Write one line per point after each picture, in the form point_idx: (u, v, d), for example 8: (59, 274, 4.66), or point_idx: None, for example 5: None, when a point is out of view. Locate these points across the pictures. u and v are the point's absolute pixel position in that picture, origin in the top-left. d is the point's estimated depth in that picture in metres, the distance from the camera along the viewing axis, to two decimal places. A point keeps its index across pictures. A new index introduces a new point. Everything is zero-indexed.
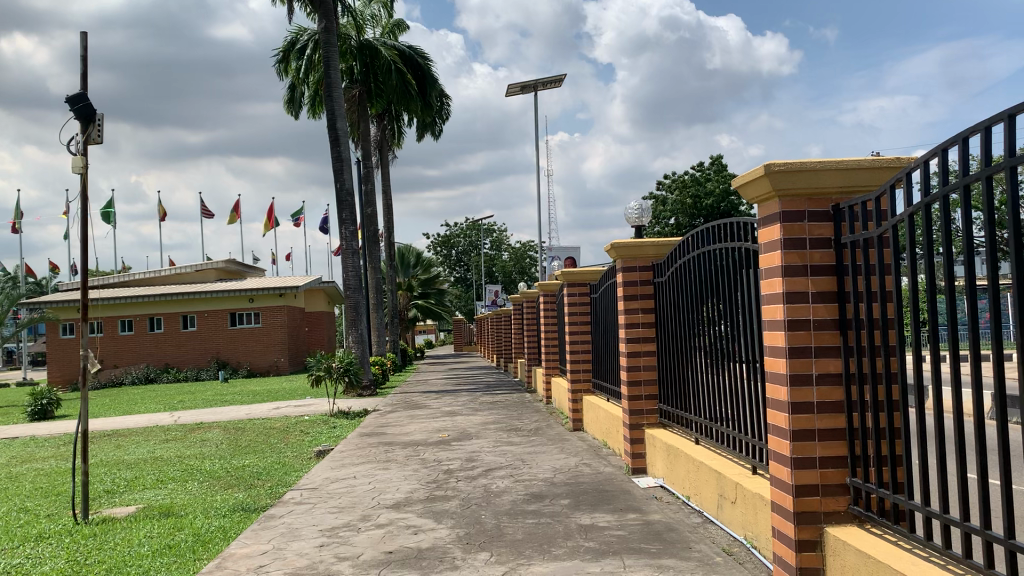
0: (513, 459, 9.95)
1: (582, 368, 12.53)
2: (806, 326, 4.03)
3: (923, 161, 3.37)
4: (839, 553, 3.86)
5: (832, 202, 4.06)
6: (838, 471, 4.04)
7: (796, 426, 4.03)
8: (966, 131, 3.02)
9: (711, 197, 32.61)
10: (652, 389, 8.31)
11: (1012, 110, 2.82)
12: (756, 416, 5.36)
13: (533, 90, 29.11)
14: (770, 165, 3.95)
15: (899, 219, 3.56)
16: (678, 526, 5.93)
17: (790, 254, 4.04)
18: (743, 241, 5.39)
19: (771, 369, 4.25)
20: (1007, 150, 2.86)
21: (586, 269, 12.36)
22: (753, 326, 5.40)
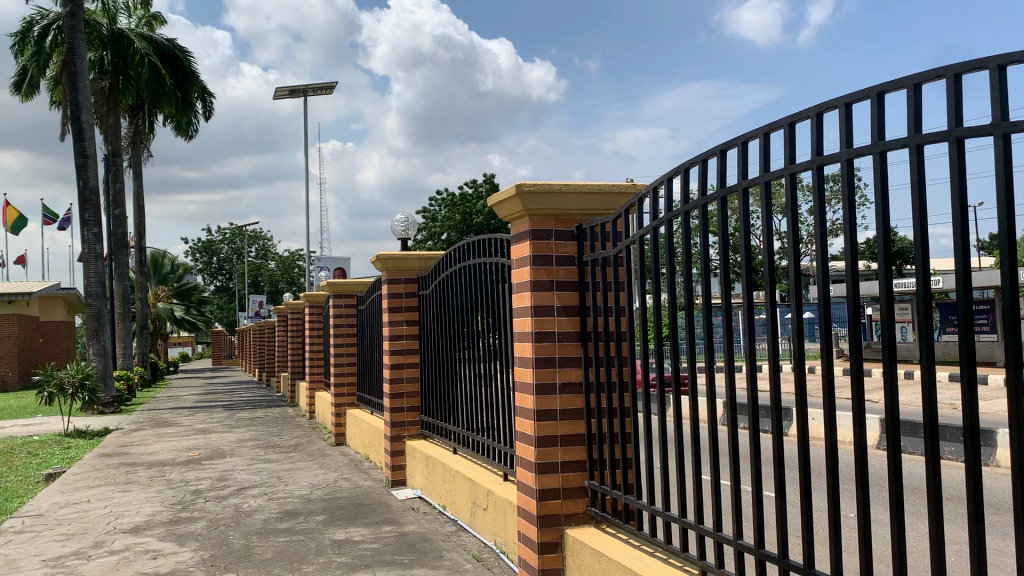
0: (269, 476, 9.61)
1: (345, 383, 12.37)
2: (551, 338, 4.25)
3: (652, 188, 3.68)
4: (576, 553, 4.09)
5: (576, 222, 4.32)
6: (577, 474, 4.30)
7: (541, 432, 4.24)
8: (687, 163, 3.36)
9: (481, 215, 33.44)
10: (414, 402, 8.37)
11: (724, 146, 3.15)
12: (509, 424, 5.55)
13: (303, 95, 28.52)
14: (521, 184, 4.15)
15: (632, 240, 3.86)
16: (431, 536, 6.02)
17: (538, 270, 4.24)
18: (501, 257, 5.61)
19: (519, 379, 4.44)
20: (718, 180, 3.20)
21: (353, 281, 12.26)
22: (506, 336, 5.58)
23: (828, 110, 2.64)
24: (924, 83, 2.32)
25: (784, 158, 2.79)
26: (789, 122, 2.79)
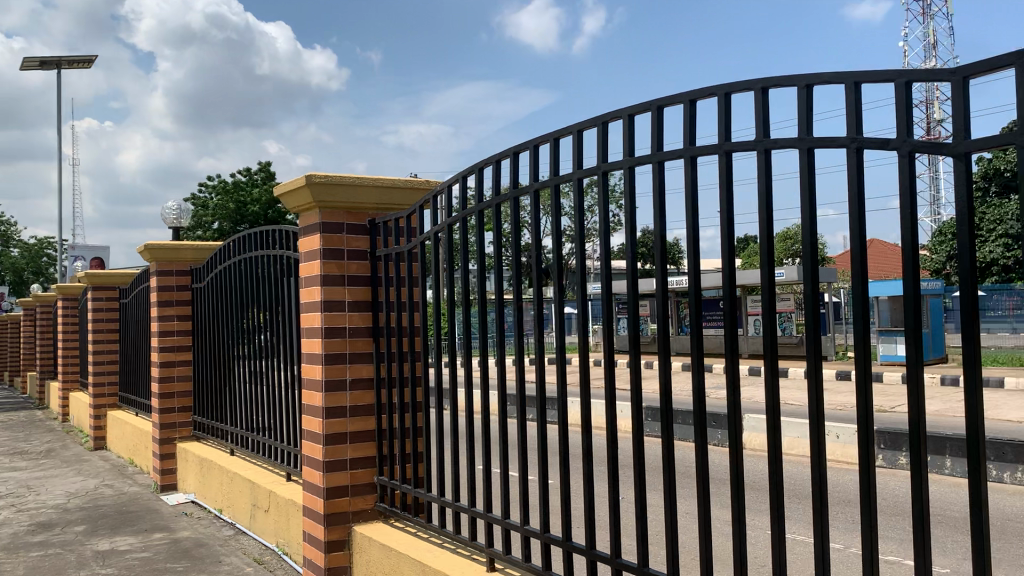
0: (16, 486, 8.69)
1: (107, 382, 11.45)
2: (342, 334, 4.19)
3: (447, 185, 3.73)
4: (364, 549, 4.06)
5: (368, 216, 4.29)
6: (366, 471, 4.27)
7: (329, 429, 4.16)
8: (481, 163, 3.43)
9: (257, 205, 32.13)
10: (186, 402, 7.92)
11: (516, 148, 3.24)
12: (293, 422, 5.40)
13: (55, 67, 26.00)
14: (311, 176, 4.06)
15: (425, 237, 3.88)
16: (207, 541, 5.72)
17: (329, 263, 4.15)
18: (286, 250, 5.41)
19: (307, 376, 4.34)
20: (511, 180, 3.30)
21: (115, 273, 11.36)
22: (290, 331, 5.40)
23: (612, 119, 2.76)
24: (696, 99, 2.49)
25: (572, 163, 2.90)
26: (577, 128, 2.91)
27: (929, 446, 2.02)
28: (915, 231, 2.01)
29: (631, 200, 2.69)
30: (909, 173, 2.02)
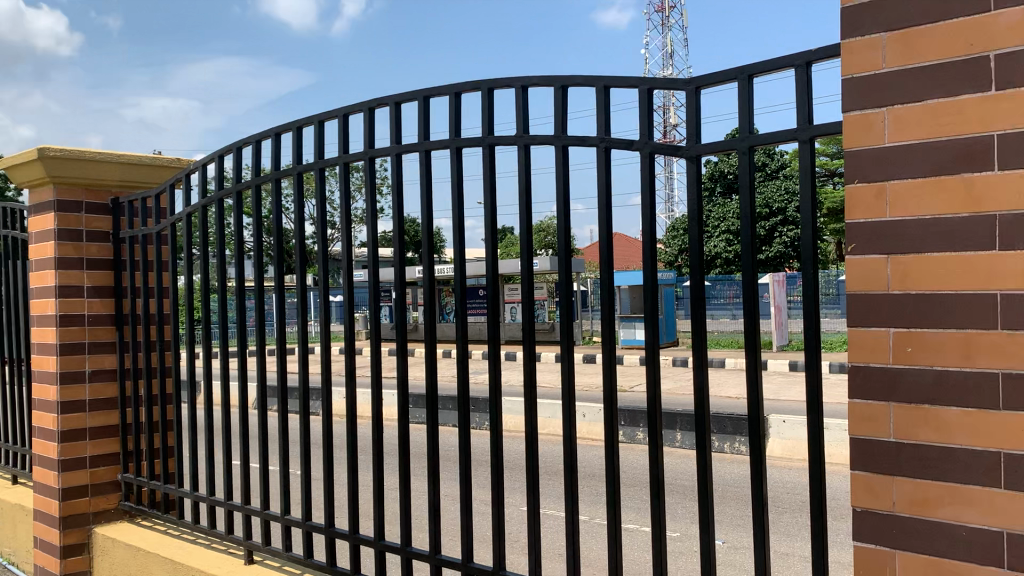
0: None
1: None
2: (80, 322, 3.87)
3: (202, 164, 3.56)
4: (106, 552, 3.79)
5: (111, 195, 3.99)
6: (109, 468, 3.99)
7: (65, 426, 3.84)
8: (240, 142, 3.31)
9: None
10: None
11: (278, 129, 3.17)
12: (19, 420, 4.89)
13: None
14: (44, 149, 3.71)
15: (177, 218, 3.67)
16: None
17: (64, 245, 3.82)
18: (10, 230, 4.86)
19: (39, 367, 3.97)
20: (272, 162, 3.21)
21: None
22: (15, 321, 4.87)
23: (378, 105, 2.77)
24: (461, 92, 2.57)
25: (337, 147, 2.89)
26: (342, 113, 2.89)
27: (662, 423, 2.24)
28: (653, 224, 2.22)
29: (398, 188, 2.73)
30: (649, 173, 2.23)
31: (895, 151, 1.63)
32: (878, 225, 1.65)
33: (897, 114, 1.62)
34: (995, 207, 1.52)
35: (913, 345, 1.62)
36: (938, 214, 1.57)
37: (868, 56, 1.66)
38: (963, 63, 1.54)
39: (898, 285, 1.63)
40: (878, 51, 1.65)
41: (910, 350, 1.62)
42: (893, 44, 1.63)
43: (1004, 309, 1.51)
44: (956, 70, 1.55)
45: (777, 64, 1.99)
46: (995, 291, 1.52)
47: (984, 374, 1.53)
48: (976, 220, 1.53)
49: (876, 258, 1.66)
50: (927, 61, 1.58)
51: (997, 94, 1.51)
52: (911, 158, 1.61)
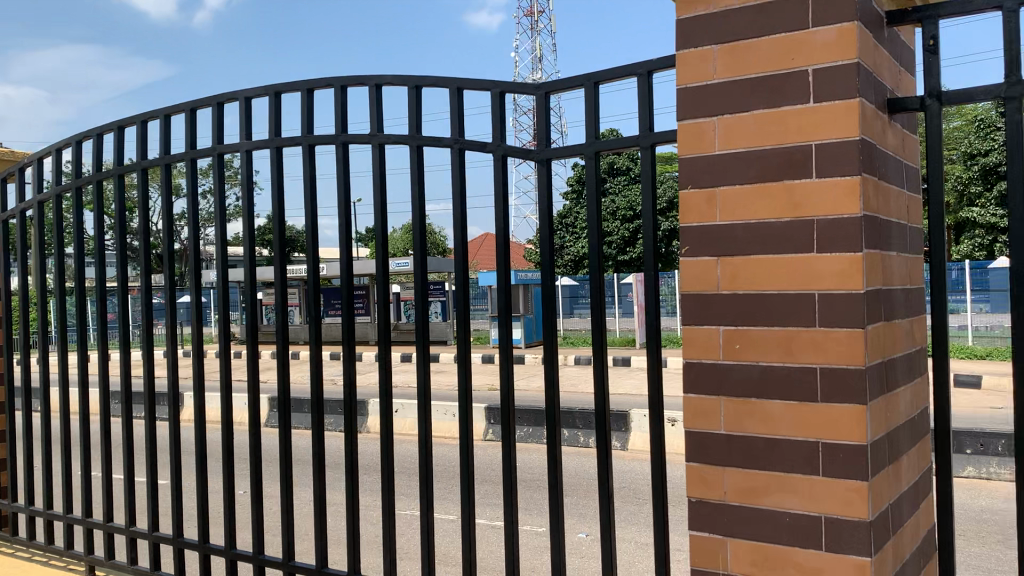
0: None
1: None
2: None
3: (37, 158, 3.34)
4: None
5: None
6: None
7: None
8: (79, 136, 3.13)
9: None
10: None
11: (121, 123, 3.01)
12: None
13: None
14: None
15: (10, 215, 3.44)
16: None
17: None
18: None
19: None
20: (115, 156, 3.05)
21: None
22: None
23: (229, 101, 2.68)
24: (314, 88, 2.52)
25: (184, 143, 2.77)
26: (190, 107, 2.79)
27: (514, 420, 2.29)
28: (505, 226, 2.25)
29: (250, 185, 2.65)
30: (502, 174, 2.26)
31: (724, 157, 1.72)
32: (710, 228, 1.74)
33: (727, 124, 1.71)
34: (813, 212, 1.62)
35: (741, 342, 1.71)
36: (764, 218, 1.67)
37: (701, 67, 1.75)
38: (784, 76, 1.64)
39: (728, 285, 1.72)
40: (710, 62, 1.73)
41: (738, 347, 1.72)
42: (724, 57, 1.71)
43: (821, 308, 1.61)
44: (778, 82, 1.65)
45: (622, 72, 2.07)
46: (813, 291, 1.62)
47: (804, 369, 1.63)
48: (796, 224, 1.63)
49: (709, 260, 1.75)
50: (754, 74, 1.68)
51: (815, 106, 1.61)
52: (740, 164, 1.70)
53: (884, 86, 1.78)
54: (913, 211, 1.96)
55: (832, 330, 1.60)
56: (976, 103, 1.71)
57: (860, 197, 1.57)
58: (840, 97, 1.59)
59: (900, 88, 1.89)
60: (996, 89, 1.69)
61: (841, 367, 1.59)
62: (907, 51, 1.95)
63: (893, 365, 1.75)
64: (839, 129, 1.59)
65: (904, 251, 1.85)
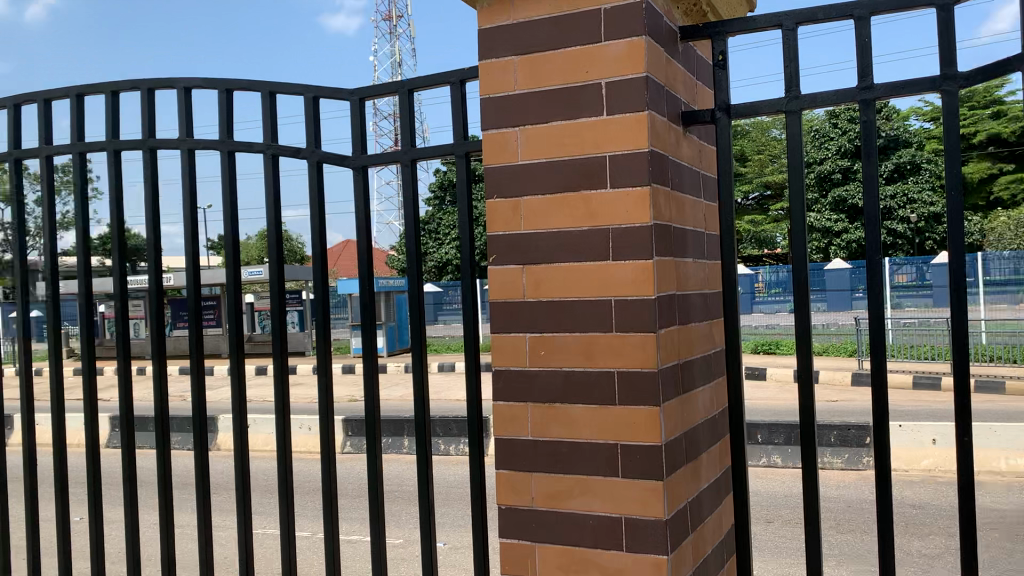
0: None
1: None
2: None
3: None
4: None
5: None
6: None
7: None
8: None
9: None
10: None
11: None
12: None
13: None
14: None
15: None
16: None
17: None
18: None
19: None
20: None
21: None
22: None
23: (26, 102, 2.50)
24: (120, 90, 2.39)
25: None
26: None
27: (336, 434, 2.22)
28: (322, 233, 2.21)
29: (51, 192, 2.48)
30: (317, 181, 2.21)
31: (525, 167, 1.74)
32: (515, 237, 1.76)
33: (528, 133, 1.73)
34: (609, 221, 1.66)
35: (546, 348, 1.73)
36: (564, 227, 1.70)
37: (502, 77, 1.77)
38: (580, 88, 1.68)
39: (532, 292, 1.74)
40: (511, 73, 1.76)
41: (542, 353, 1.74)
42: (524, 67, 1.74)
43: (617, 314, 1.65)
44: (575, 93, 1.69)
45: (434, 79, 2.08)
46: (610, 298, 1.66)
47: (604, 373, 1.67)
48: (593, 233, 1.67)
49: (513, 268, 1.76)
50: (552, 85, 1.71)
51: (607, 118, 1.66)
52: (540, 174, 1.73)
53: (677, 99, 1.85)
54: (710, 218, 2.06)
55: (627, 335, 1.64)
56: (758, 118, 1.80)
57: (650, 206, 1.62)
58: (630, 109, 1.64)
59: (693, 102, 1.98)
60: (777, 103, 1.78)
61: (636, 371, 1.64)
62: (699, 65, 2.05)
63: (690, 367, 1.82)
64: (630, 140, 1.64)
65: (699, 257, 1.93)
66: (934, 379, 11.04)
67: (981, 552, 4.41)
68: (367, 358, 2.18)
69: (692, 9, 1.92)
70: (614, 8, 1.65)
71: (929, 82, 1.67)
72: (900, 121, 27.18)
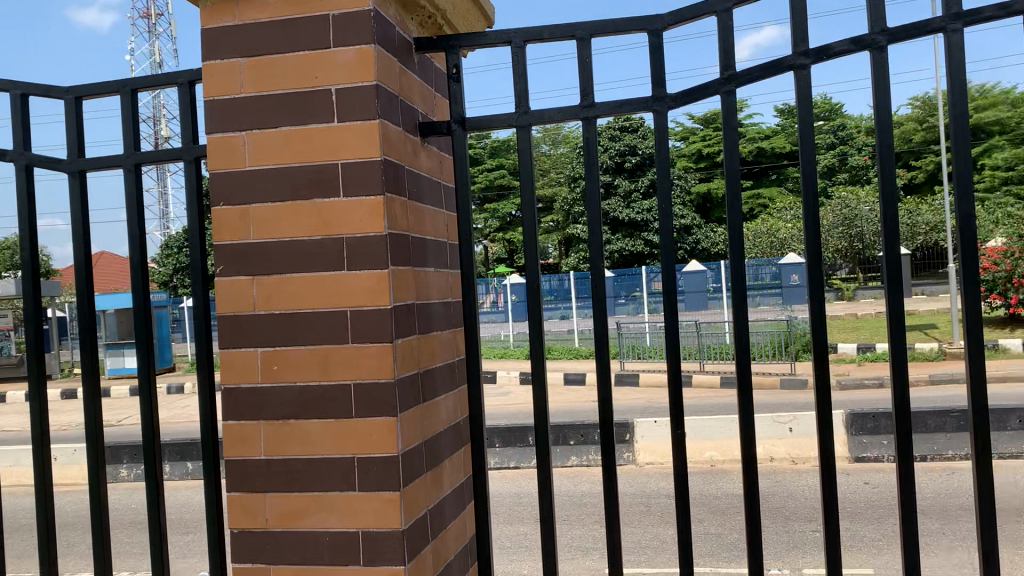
0: None
1: None
2: None
3: None
4: None
5: None
6: None
7: None
8: None
9: None
10: None
11: None
12: None
13: None
14: None
15: None
16: None
17: None
18: None
19: None
20: None
21: None
22: None
23: None
24: None
25: None
26: None
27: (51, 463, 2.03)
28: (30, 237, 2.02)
29: None
30: (26, 183, 2.01)
31: (255, 173, 1.67)
32: (243, 246, 1.68)
33: (256, 139, 1.67)
34: (341, 230, 1.63)
35: (279, 363, 1.67)
36: (296, 236, 1.65)
37: (226, 79, 1.69)
38: (309, 94, 1.64)
39: (263, 304, 1.67)
40: (237, 76, 1.68)
41: (275, 368, 1.67)
42: (251, 70, 1.68)
43: (353, 324, 1.62)
44: (304, 99, 1.65)
45: (159, 80, 1.95)
46: (344, 308, 1.62)
47: (339, 386, 1.64)
48: (326, 241, 1.63)
49: (243, 279, 1.68)
50: (280, 89, 1.66)
51: (338, 125, 1.63)
52: (269, 181, 1.67)
53: (414, 109, 1.86)
54: (450, 228, 2.08)
55: (362, 346, 1.62)
56: (491, 130, 1.85)
57: (384, 215, 1.61)
58: (361, 117, 1.62)
59: (431, 112, 2.00)
60: (509, 117, 1.83)
61: (372, 383, 1.62)
62: (437, 76, 2.08)
63: (430, 376, 1.82)
64: (361, 149, 1.61)
65: (439, 266, 1.95)
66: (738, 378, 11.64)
67: (721, 535, 4.80)
68: (86, 378, 2.02)
69: (427, 21, 1.94)
70: (342, 14, 1.63)
71: (642, 102, 1.78)
72: None
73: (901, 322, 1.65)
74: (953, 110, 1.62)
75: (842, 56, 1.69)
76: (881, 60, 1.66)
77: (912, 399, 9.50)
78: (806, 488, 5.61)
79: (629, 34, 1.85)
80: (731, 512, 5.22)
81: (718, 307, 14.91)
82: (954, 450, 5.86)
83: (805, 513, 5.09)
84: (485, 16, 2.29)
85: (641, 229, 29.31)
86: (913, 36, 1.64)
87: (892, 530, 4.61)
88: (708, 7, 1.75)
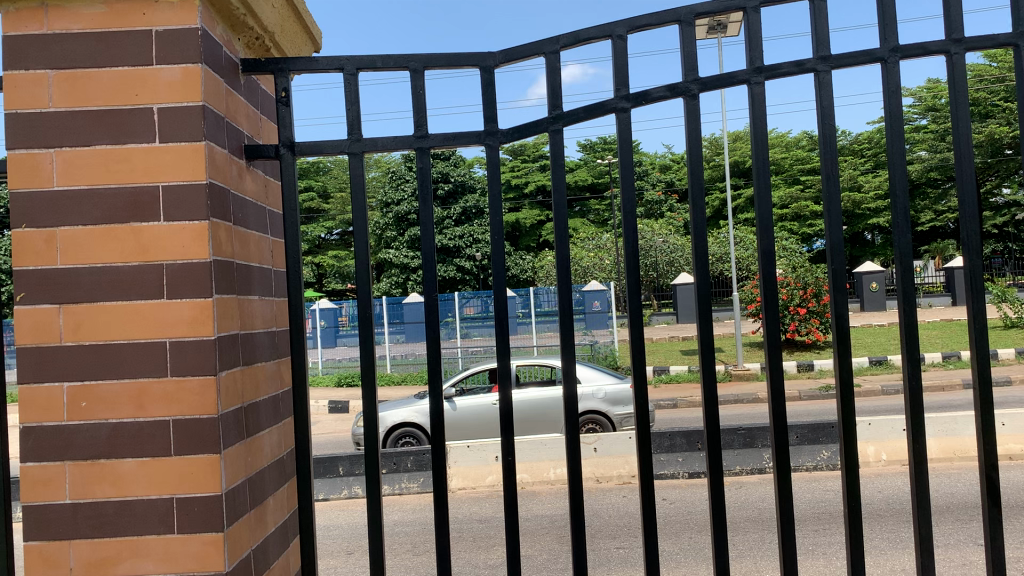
0: None
1: None
2: None
3: None
4: None
5: None
6: None
7: None
8: None
9: None
10: None
11: None
12: None
13: None
14: None
15: None
16: None
17: None
18: None
19: None
20: None
21: None
22: None
23: None
24: None
25: None
26: None
27: None
28: None
29: None
30: None
31: (62, 195, 1.55)
32: (49, 273, 1.54)
33: (65, 157, 1.55)
34: (163, 256, 1.54)
35: (88, 399, 1.54)
36: (109, 262, 1.54)
37: (32, 92, 1.56)
38: (128, 112, 1.55)
39: (71, 336, 1.54)
40: (44, 88, 1.56)
41: (84, 405, 1.54)
42: (60, 83, 1.55)
43: (172, 357, 1.53)
44: (121, 117, 1.55)
45: None
46: (165, 339, 1.53)
47: (157, 422, 1.54)
48: (145, 268, 1.54)
49: (48, 308, 1.54)
50: (95, 105, 1.55)
51: (159, 146, 1.54)
52: (80, 203, 1.55)
53: (240, 131, 1.80)
54: (277, 255, 2.02)
55: (183, 380, 1.53)
56: (323, 156, 1.82)
57: (209, 241, 1.54)
58: (185, 139, 1.54)
59: (256, 135, 1.93)
60: (340, 144, 1.81)
61: (193, 418, 1.53)
62: (264, 99, 2.02)
63: (254, 409, 1.75)
64: (184, 171, 1.54)
65: (264, 294, 1.88)
66: (547, 402, 12.01)
67: (533, 556, 4.91)
68: None
69: (254, 42, 1.88)
70: (167, 30, 1.55)
71: (473, 136, 1.82)
72: (467, 167, 30.19)
73: (710, 347, 1.78)
74: (755, 154, 1.78)
75: (659, 101, 1.81)
76: (693, 106, 1.80)
77: (703, 419, 10.19)
78: (612, 507, 5.83)
79: (461, 69, 1.89)
80: (541, 532, 5.35)
81: (527, 332, 15.31)
82: (742, 465, 6.33)
83: (610, 531, 5.30)
84: (312, 39, 2.26)
85: (452, 255, 29.62)
86: (721, 86, 1.79)
87: (689, 544, 4.90)
88: (537, 47, 1.82)
